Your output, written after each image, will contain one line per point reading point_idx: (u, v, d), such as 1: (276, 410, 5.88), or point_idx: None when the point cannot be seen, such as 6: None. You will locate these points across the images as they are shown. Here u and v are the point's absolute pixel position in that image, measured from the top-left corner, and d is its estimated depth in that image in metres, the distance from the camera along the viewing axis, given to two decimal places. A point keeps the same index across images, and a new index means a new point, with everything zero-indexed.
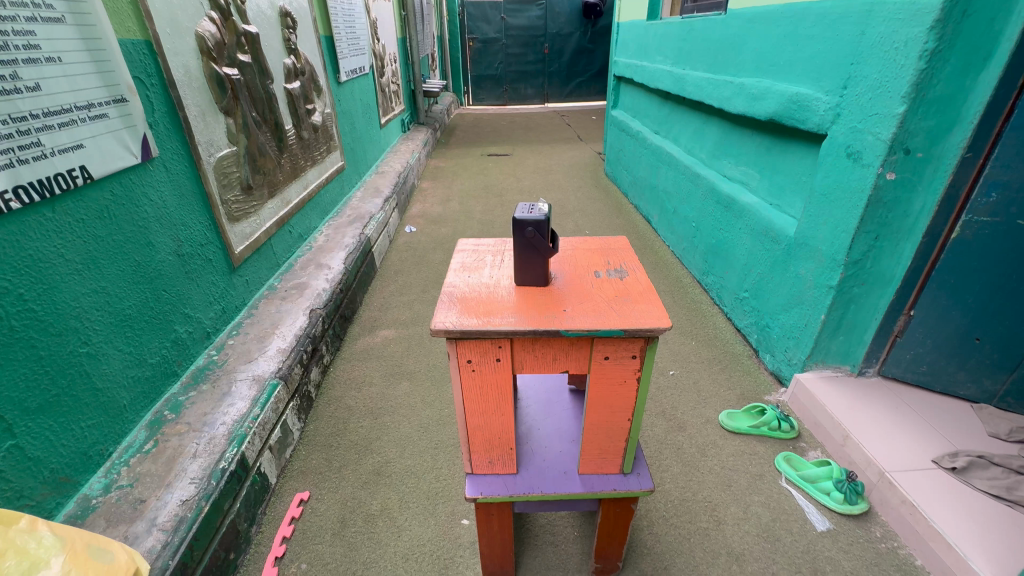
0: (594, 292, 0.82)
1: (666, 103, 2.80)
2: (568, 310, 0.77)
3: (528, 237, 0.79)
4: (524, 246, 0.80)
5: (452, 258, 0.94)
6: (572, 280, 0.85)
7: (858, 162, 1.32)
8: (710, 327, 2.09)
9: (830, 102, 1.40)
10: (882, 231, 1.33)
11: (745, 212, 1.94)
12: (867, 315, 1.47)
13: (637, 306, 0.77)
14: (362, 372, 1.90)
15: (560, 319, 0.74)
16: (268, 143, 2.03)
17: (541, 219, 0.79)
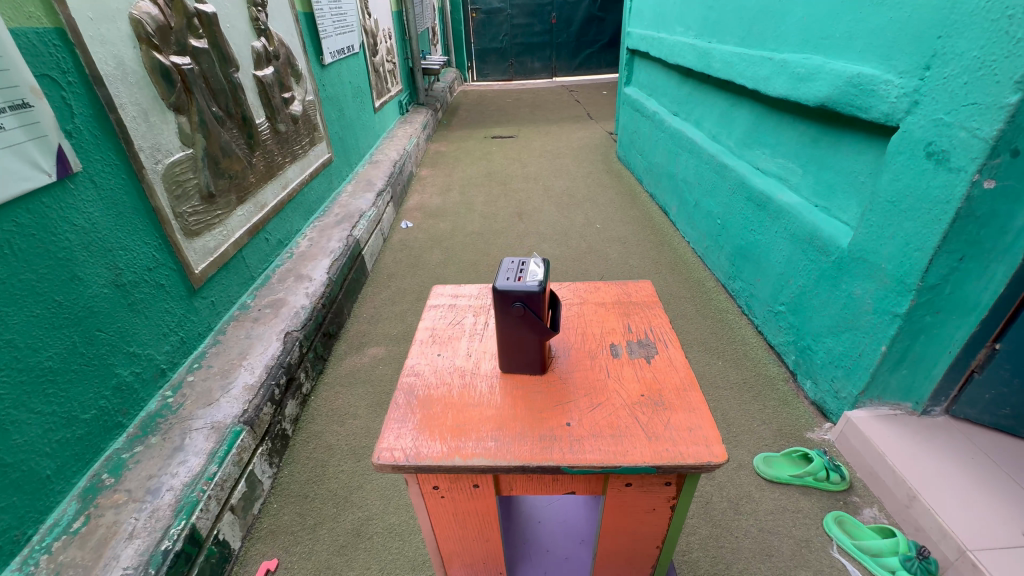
0: (622, 403, 0.69)
1: (688, 81, 2.49)
2: (581, 433, 0.65)
3: (518, 312, 0.66)
4: (506, 319, 0.67)
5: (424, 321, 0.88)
6: (598, 380, 0.74)
7: (942, 163, 1.04)
8: (738, 342, 1.85)
9: (904, 86, 1.11)
10: (969, 251, 1.06)
11: (783, 214, 1.66)
12: (939, 348, 1.21)
13: (676, 427, 0.65)
14: (346, 401, 1.70)
15: (569, 449, 0.63)
16: (235, 141, 1.79)
17: (533, 290, 0.65)
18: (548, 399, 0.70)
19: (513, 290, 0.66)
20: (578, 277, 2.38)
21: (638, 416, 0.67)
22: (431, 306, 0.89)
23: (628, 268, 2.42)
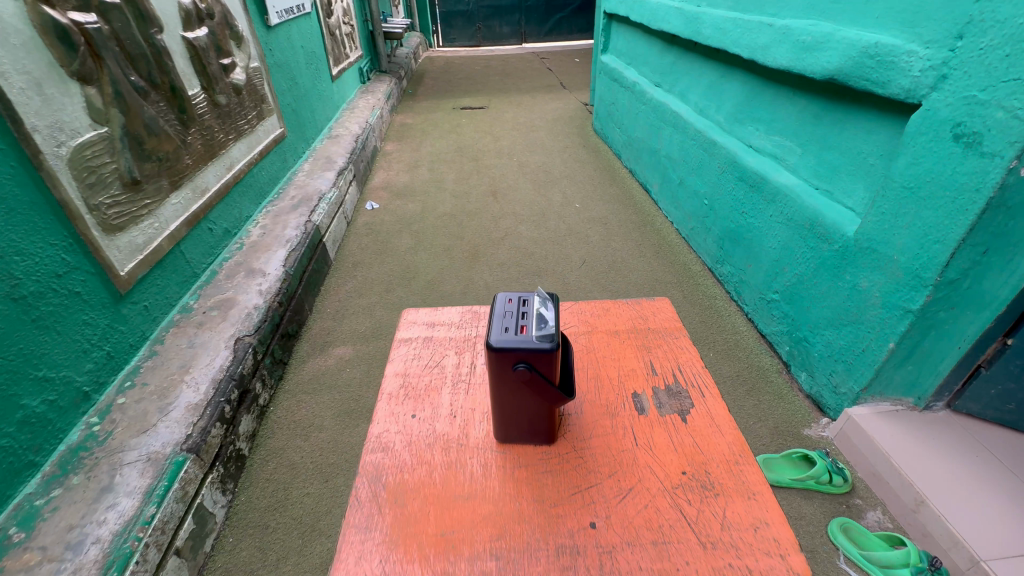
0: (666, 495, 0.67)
1: (672, 50, 2.33)
2: (619, 540, 0.61)
3: (523, 373, 0.62)
4: (509, 376, 0.63)
5: (395, 356, 0.93)
6: (637, 465, 0.71)
7: (972, 147, 0.94)
8: (728, 332, 1.77)
9: (931, 58, 0.99)
10: (994, 244, 0.98)
11: (778, 196, 1.55)
12: (948, 344, 1.15)
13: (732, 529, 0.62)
14: (310, 411, 1.54)
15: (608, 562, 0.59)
16: (165, 117, 1.54)
17: (535, 345, 0.61)
18: (580, 493, 0.67)
19: (514, 344, 0.61)
20: (559, 262, 2.24)
21: (681, 504, 0.65)
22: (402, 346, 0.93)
23: (611, 252, 2.29)
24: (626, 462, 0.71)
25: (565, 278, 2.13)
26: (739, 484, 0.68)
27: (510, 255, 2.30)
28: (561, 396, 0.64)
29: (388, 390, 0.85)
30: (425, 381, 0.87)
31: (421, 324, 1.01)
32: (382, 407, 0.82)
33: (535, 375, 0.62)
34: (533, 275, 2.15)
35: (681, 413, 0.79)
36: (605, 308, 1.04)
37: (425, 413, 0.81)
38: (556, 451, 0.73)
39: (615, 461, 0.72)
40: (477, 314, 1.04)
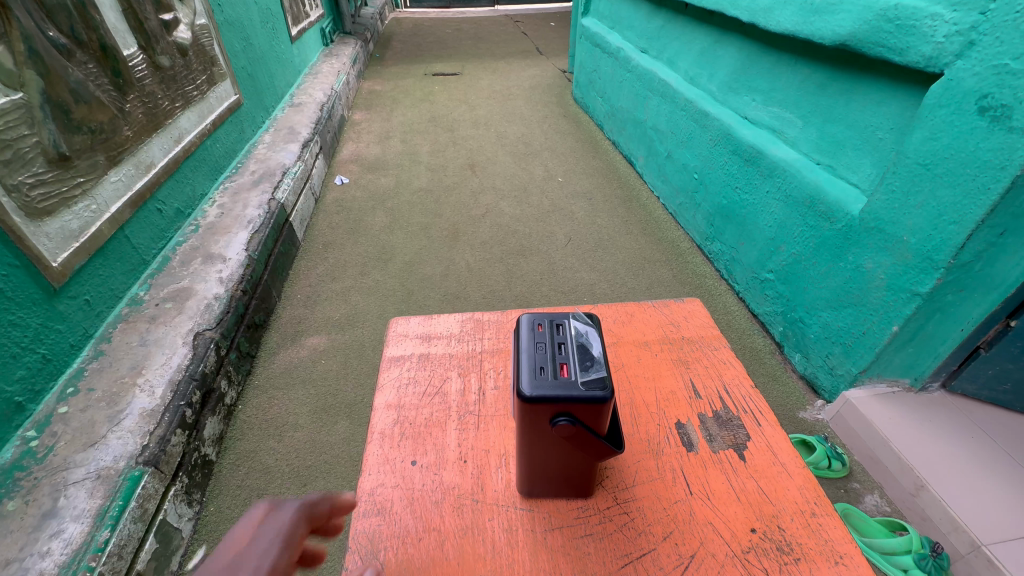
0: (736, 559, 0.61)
1: (661, 13, 2.20)
2: None
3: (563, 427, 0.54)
4: (547, 423, 0.56)
5: (386, 379, 0.87)
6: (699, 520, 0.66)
7: (1000, 120, 0.87)
8: (720, 312, 1.72)
9: (957, 22, 0.92)
10: (1012, 225, 0.93)
11: (775, 171, 1.49)
12: (952, 326, 1.12)
13: None
14: (283, 408, 1.43)
15: None
16: (97, 82, 1.33)
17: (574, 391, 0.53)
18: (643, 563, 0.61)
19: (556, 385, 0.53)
20: (544, 240, 2.14)
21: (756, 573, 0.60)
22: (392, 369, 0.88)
23: (597, 229, 2.21)
24: (684, 519, 0.66)
25: (551, 257, 2.03)
26: (823, 543, 0.63)
27: (491, 234, 2.19)
28: (609, 447, 0.56)
29: (381, 427, 0.79)
30: (424, 414, 0.80)
31: (414, 337, 0.95)
32: (376, 450, 0.75)
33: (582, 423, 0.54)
34: (516, 255, 2.05)
35: (737, 449, 0.75)
36: (630, 312, 1.02)
37: (426, 459, 0.74)
38: (600, 511, 0.67)
39: (671, 517, 0.66)
40: (479, 324, 0.97)
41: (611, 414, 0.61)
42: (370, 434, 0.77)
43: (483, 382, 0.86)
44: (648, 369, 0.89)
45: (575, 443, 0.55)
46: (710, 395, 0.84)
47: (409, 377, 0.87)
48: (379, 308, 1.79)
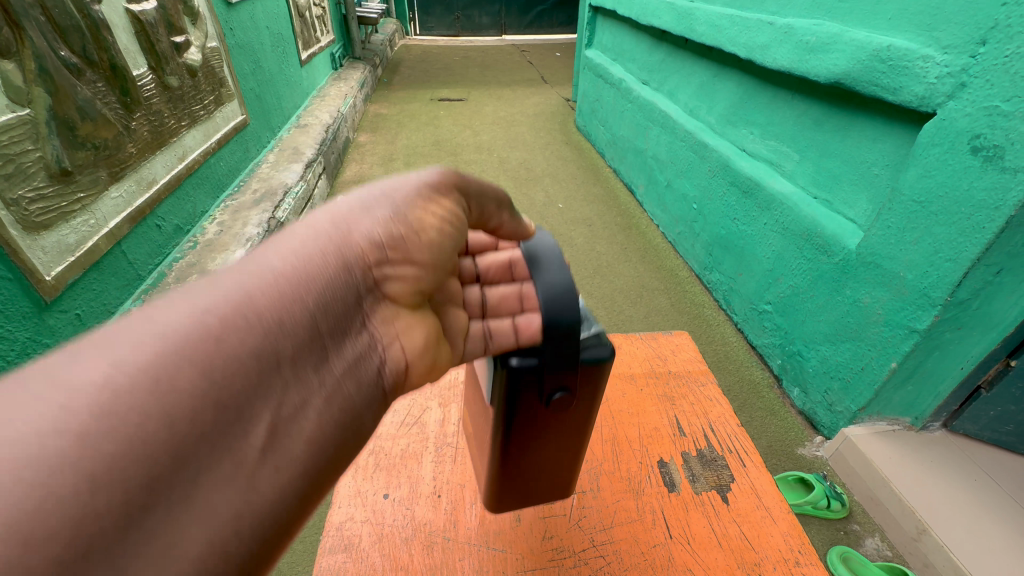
0: None
1: (661, 47, 2.26)
2: None
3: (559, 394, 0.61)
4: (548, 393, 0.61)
5: None
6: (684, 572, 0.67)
7: (993, 160, 0.87)
8: (718, 343, 1.71)
9: (949, 64, 0.94)
10: (1008, 263, 0.93)
11: (773, 205, 1.49)
12: (951, 364, 1.10)
13: None
14: None
15: None
16: (105, 100, 1.35)
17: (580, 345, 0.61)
18: None
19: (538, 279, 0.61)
20: None
21: None
22: None
23: (595, 255, 2.21)
24: (662, 564, 0.68)
25: None
26: None
27: None
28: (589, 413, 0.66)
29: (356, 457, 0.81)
30: (400, 444, 0.84)
31: None
32: (347, 482, 0.77)
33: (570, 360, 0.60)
34: None
35: (720, 491, 0.77)
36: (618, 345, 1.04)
37: (399, 492, 0.77)
38: (576, 553, 0.70)
39: (648, 563, 0.68)
40: None
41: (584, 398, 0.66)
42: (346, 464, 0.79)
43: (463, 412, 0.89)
44: (633, 404, 0.91)
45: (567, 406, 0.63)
46: (694, 433, 0.86)
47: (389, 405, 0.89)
48: None
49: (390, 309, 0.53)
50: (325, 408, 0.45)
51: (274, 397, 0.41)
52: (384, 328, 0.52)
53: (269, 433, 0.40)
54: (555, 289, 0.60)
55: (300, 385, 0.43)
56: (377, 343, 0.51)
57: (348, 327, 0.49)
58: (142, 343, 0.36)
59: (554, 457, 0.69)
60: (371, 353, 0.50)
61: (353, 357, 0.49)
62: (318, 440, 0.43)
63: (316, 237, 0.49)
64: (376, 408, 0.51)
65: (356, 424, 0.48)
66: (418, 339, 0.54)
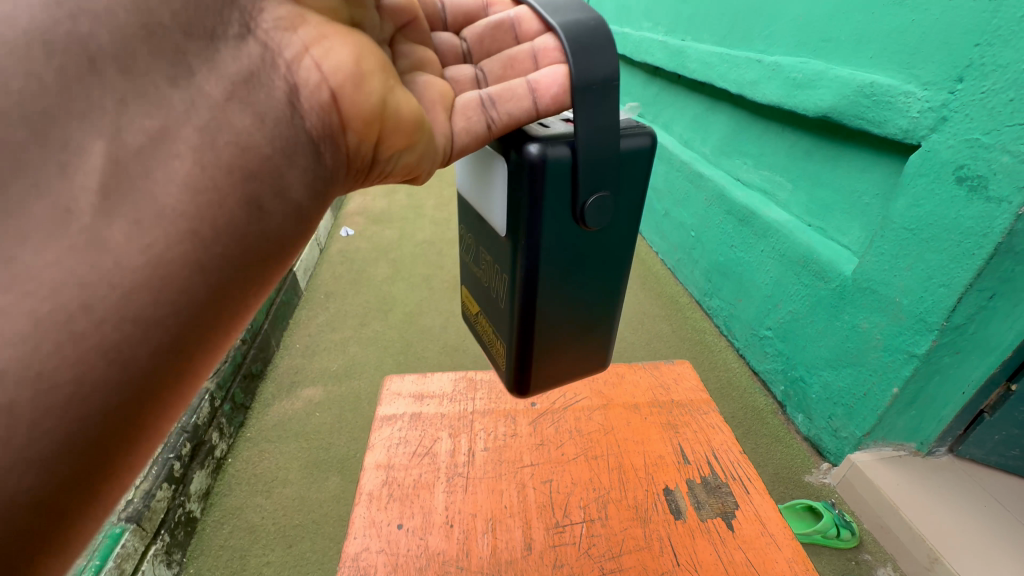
0: None
1: (655, 82, 2.35)
2: None
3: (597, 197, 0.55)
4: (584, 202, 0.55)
5: (375, 439, 0.89)
6: None
7: (978, 190, 0.90)
8: (720, 369, 1.72)
9: (929, 100, 0.98)
10: (1001, 289, 0.95)
11: (769, 232, 1.53)
12: (952, 389, 1.10)
13: None
14: (273, 463, 1.40)
15: None
16: None
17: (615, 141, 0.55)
18: None
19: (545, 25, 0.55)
20: None
21: None
22: (386, 435, 0.90)
23: None
24: None
25: None
26: None
27: None
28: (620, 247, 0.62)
29: (369, 488, 0.81)
30: (412, 475, 0.83)
31: (407, 397, 0.98)
32: (361, 513, 0.78)
33: (599, 129, 0.53)
34: None
35: (724, 518, 0.77)
36: (620, 374, 1.05)
37: (412, 522, 0.77)
38: None
39: None
40: (471, 383, 1.01)
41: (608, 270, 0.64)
42: (358, 496, 0.79)
43: (473, 444, 0.89)
44: (637, 433, 0.91)
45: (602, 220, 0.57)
46: (697, 461, 0.86)
47: (401, 438, 0.89)
48: (378, 359, 1.79)
49: (285, 6, 0.45)
50: (205, 142, 0.39)
51: (105, 93, 0.37)
52: (285, 34, 0.44)
53: (120, 74, 0.37)
54: (578, 30, 0.54)
55: (147, 98, 0.38)
56: (278, 49, 0.44)
57: (221, 2, 0.41)
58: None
59: (580, 312, 0.66)
60: (273, 57, 0.43)
61: (223, 23, 0.41)
62: (209, 188, 0.39)
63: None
64: (301, 126, 0.45)
65: (274, 231, 0.44)
66: (332, 11, 0.49)
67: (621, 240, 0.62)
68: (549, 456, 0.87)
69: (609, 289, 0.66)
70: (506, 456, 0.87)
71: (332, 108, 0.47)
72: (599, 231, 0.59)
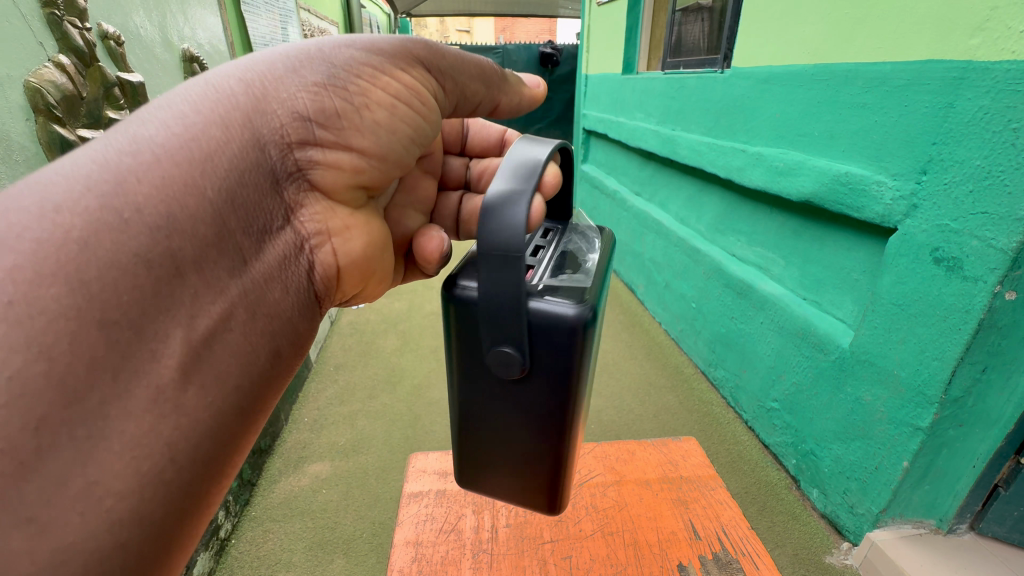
0: None
1: (649, 164, 2.54)
2: None
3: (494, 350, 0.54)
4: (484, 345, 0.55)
5: (410, 514, 0.91)
6: None
7: (954, 269, 0.98)
8: (730, 441, 1.71)
9: (900, 189, 1.08)
10: (991, 361, 0.99)
11: (767, 305, 1.59)
12: (961, 461, 1.11)
13: None
14: (277, 544, 1.37)
15: None
16: None
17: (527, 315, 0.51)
18: None
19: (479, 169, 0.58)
20: None
21: None
22: (424, 514, 0.90)
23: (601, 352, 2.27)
24: None
25: None
26: None
27: None
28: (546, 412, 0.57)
29: (400, 565, 0.81)
30: (440, 552, 0.83)
31: (432, 473, 1.00)
32: None
33: (500, 290, 0.51)
34: None
35: None
36: (631, 451, 1.07)
37: None
38: None
39: None
40: None
41: (535, 430, 0.59)
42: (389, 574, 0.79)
43: (496, 520, 0.90)
44: (650, 508, 0.92)
45: (502, 372, 0.55)
46: (708, 536, 0.86)
47: (436, 517, 0.90)
48: (385, 433, 1.78)
49: (321, 205, 0.53)
50: (251, 314, 0.46)
51: (190, 289, 0.41)
52: (316, 222, 0.52)
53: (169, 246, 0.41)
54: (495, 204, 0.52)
55: (213, 288, 0.43)
56: (306, 237, 0.52)
57: (272, 204, 0.48)
58: (48, 200, 0.38)
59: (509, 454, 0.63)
60: (300, 246, 0.51)
61: (271, 222, 0.48)
62: (252, 352, 0.46)
63: (229, 113, 0.45)
64: (310, 291, 0.53)
65: (290, 369, 0.51)
66: (355, 201, 0.57)
67: (540, 406, 0.57)
68: (568, 532, 0.87)
69: (534, 447, 0.60)
70: (528, 531, 0.87)
71: (333, 277, 0.56)
72: (511, 382, 0.56)
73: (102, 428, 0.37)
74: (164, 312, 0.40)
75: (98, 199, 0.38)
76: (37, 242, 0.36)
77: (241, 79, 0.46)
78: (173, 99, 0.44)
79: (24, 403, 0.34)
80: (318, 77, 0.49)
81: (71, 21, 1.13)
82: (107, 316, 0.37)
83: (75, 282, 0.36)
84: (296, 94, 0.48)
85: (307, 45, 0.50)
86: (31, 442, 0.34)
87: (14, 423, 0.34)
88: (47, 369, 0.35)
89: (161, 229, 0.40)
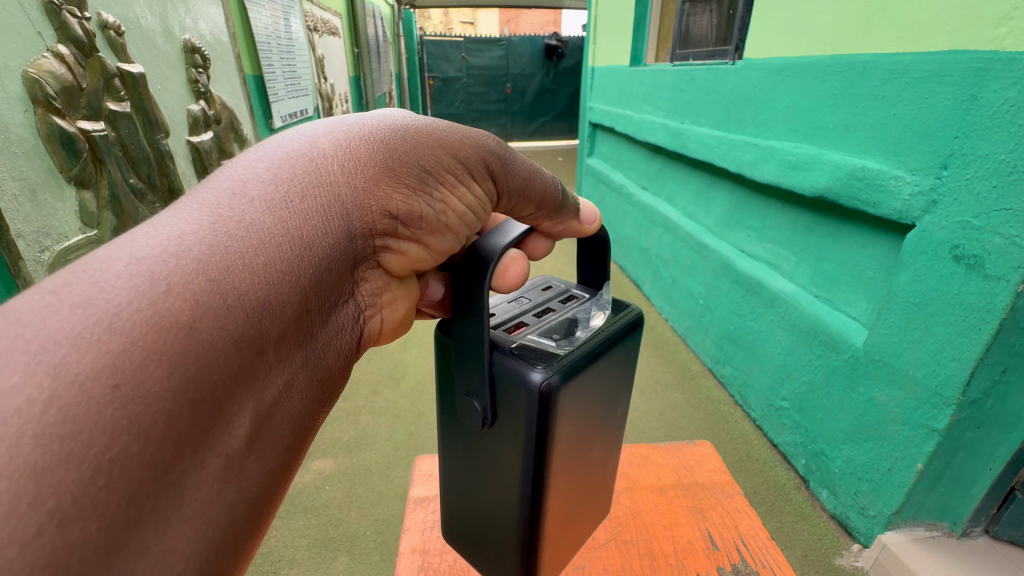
0: None
1: (657, 158, 2.50)
2: None
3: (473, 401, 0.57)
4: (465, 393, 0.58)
5: (415, 522, 0.89)
6: None
7: (976, 268, 0.95)
8: (738, 440, 1.69)
9: (919, 184, 1.05)
10: (1011, 363, 0.96)
11: (777, 302, 1.57)
12: (976, 464, 1.08)
13: None
14: (280, 540, 1.36)
15: None
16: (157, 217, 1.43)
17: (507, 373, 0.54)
18: None
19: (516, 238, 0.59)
20: None
21: None
22: (430, 523, 0.89)
23: None
24: None
25: None
26: None
27: None
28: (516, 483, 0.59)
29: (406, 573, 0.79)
30: (447, 561, 0.82)
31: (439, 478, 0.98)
32: None
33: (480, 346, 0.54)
34: None
35: None
36: (644, 457, 1.06)
37: None
38: None
39: None
40: None
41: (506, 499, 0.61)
42: None
43: None
44: (664, 517, 0.90)
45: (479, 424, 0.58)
46: (726, 547, 0.84)
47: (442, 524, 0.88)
48: (389, 429, 1.77)
49: (380, 281, 0.55)
50: (304, 378, 0.45)
51: (266, 365, 0.41)
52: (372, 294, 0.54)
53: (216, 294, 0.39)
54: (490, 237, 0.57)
55: (284, 361, 0.43)
56: (363, 308, 0.53)
57: (343, 283, 0.49)
58: (145, 264, 0.37)
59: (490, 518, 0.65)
60: (357, 317, 0.53)
61: (339, 298, 0.49)
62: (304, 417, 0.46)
63: (324, 195, 0.46)
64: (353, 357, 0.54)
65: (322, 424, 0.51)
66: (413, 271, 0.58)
67: (513, 478, 0.59)
68: None
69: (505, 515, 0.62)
70: None
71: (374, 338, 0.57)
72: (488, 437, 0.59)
73: (181, 504, 0.35)
74: (234, 377, 0.38)
75: (170, 265, 0.37)
76: (131, 306, 0.34)
77: (347, 170, 0.47)
78: (271, 174, 0.44)
79: (74, 486, 0.30)
80: (413, 177, 0.51)
81: (69, 10, 1.10)
82: (193, 395, 0.35)
83: (174, 359, 0.34)
84: (391, 185, 0.50)
85: (403, 129, 0.52)
86: (122, 515, 0.32)
87: (107, 504, 0.31)
88: (143, 449, 0.33)
89: (255, 308, 0.40)
